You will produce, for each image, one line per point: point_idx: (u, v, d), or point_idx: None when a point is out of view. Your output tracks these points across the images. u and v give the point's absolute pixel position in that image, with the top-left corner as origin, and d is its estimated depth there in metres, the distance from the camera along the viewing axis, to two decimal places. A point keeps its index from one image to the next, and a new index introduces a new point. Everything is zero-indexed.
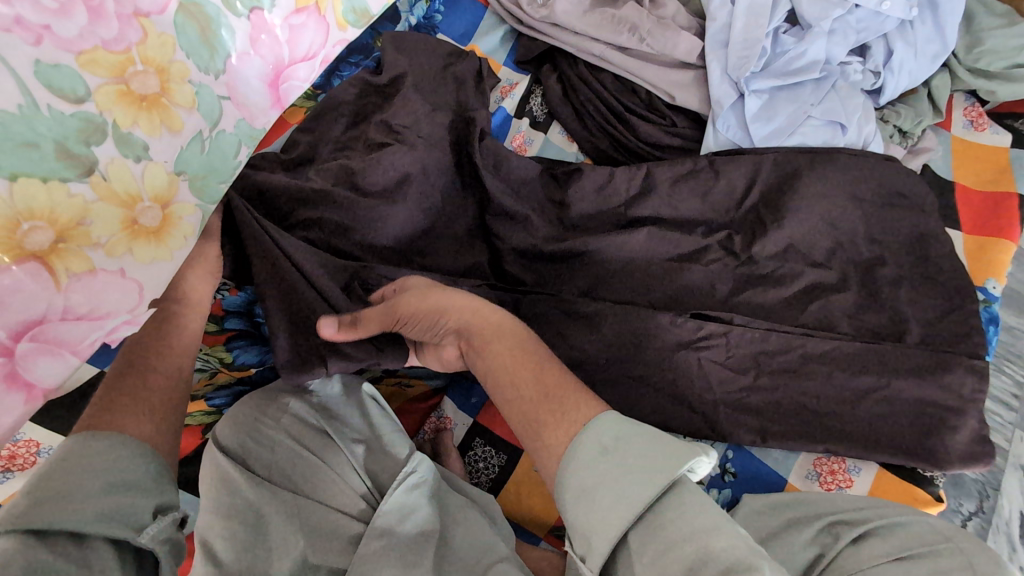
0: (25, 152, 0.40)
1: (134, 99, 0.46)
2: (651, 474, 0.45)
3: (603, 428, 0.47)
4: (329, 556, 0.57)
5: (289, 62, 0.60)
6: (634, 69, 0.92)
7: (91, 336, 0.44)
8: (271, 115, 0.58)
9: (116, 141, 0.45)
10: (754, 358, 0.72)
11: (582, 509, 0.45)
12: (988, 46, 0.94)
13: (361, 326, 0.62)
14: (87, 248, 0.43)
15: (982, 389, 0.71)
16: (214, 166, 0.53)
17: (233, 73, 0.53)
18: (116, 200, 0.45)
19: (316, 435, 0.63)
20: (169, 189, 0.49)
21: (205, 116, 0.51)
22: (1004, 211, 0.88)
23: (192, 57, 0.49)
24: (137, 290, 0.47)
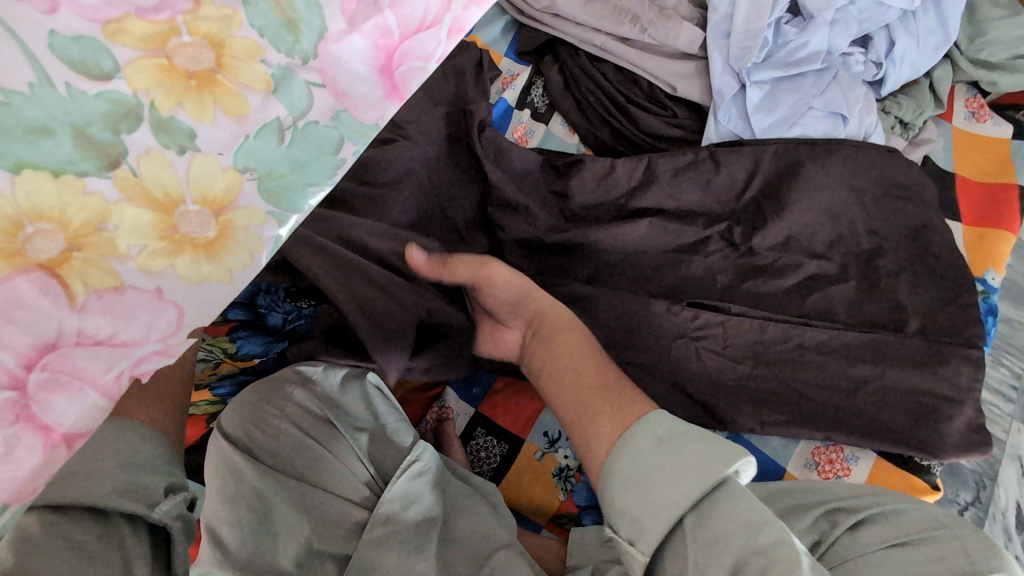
0: (36, 140, 0.30)
1: (180, 75, 0.34)
2: (704, 469, 0.47)
3: (660, 421, 0.51)
4: (333, 541, 0.58)
5: (399, 40, 0.41)
6: (635, 60, 0.92)
7: (114, 367, 0.33)
8: (387, 108, 0.41)
9: (154, 127, 0.33)
10: (752, 348, 0.73)
11: (635, 495, 0.48)
12: (989, 37, 0.94)
13: (450, 264, 0.66)
14: (111, 260, 0.32)
15: (978, 378, 0.72)
16: (302, 162, 0.38)
17: (329, 54, 0.38)
18: (152, 202, 0.33)
19: (321, 424, 0.63)
20: (226, 193, 0.35)
21: (290, 109, 0.37)
22: (1005, 202, 0.89)
23: (270, 35, 0.36)
24: (176, 317, 0.34)
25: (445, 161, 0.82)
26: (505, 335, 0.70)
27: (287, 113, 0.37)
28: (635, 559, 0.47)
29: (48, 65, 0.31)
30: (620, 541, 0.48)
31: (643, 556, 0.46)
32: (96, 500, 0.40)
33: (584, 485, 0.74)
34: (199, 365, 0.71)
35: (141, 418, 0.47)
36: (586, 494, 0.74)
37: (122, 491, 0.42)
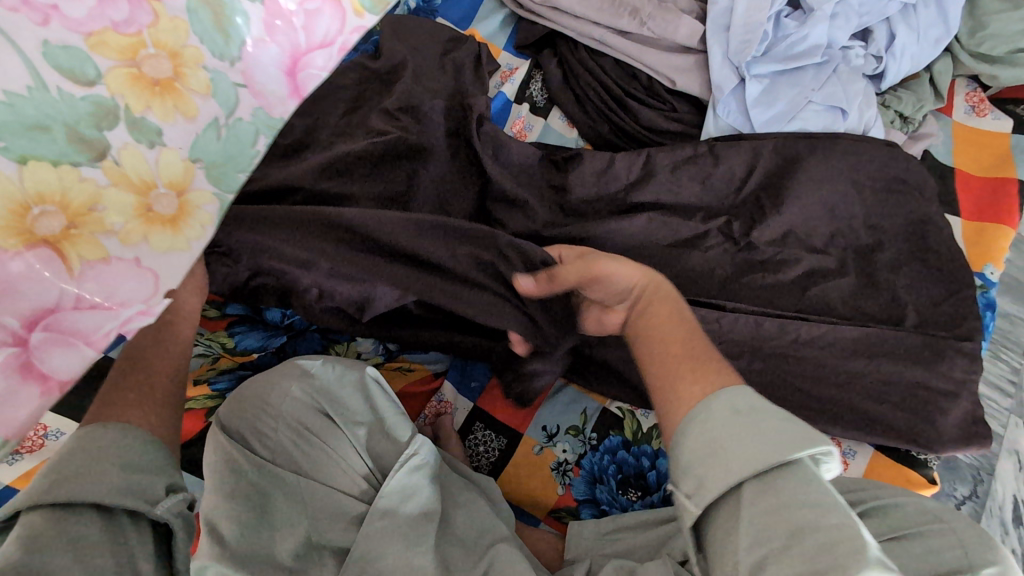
0: (37, 136, 0.39)
1: (147, 82, 0.44)
2: (780, 443, 0.44)
3: (739, 394, 0.47)
4: (332, 533, 0.58)
5: (304, 50, 0.52)
6: (634, 53, 0.91)
7: (104, 326, 0.42)
8: (289, 105, 0.53)
9: (129, 126, 0.43)
10: (749, 343, 0.72)
11: (706, 455, 0.45)
12: (991, 30, 0.94)
13: (558, 279, 0.65)
14: (100, 233, 0.42)
15: (974, 372, 0.72)
16: (230, 154, 0.49)
17: (247, 58, 0.49)
18: (131, 185, 0.43)
19: (319, 418, 0.63)
20: (185, 176, 0.46)
21: (222, 105, 0.48)
22: (1004, 197, 0.88)
23: (206, 41, 0.46)
24: (152, 281, 0.44)
25: (446, 155, 0.81)
26: (607, 315, 0.66)
27: (221, 112, 0.48)
28: (688, 510, 0.45)
29: (44, 72, 0.40)
30: (681, 496, 0.45)
31: (698, 509, 0.44)
32: (100, 497, 0.41)
33: (583, 479, 0.74)
34: (196, 360, 0.70)
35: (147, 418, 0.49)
36: (584, 487, 0.74)
37: (124, 489, 0.42)
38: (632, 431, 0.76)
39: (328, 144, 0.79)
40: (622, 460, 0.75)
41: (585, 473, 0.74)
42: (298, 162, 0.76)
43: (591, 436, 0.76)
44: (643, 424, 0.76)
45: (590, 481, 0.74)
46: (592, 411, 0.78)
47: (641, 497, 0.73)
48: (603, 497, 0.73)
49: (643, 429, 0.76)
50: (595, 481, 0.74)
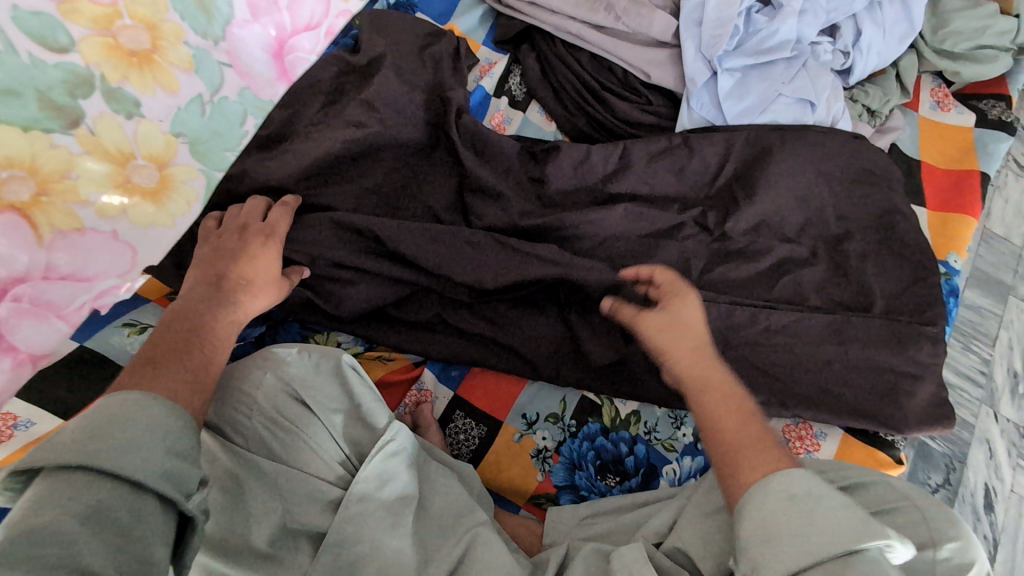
0: (9, 100, 0.56)
1: (125, 54, 0.63)
2: (838, 533, 0.44)
3: (787, 478, 0.48)
4: (309, 518, 0.58)
5: (290, 33, 0.80)
6: (610, 47, 0.93)
7: (77, 299, 0.63)
8: (278, 87, 0.79)
9: (105, 96, 0.62)
10: (722, 333, 0.74)
11: (766, 540, 0.46)
12: (953, 28, 0.97)
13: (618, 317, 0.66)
14: (75, 204, 0.61)
15: (937, 355, 0.75)
16: (219, 131, 0.72)
17: (231, 36, 0.73)
18: (110, 156, 0.63)
19: (296, 405, 0.63)
20: (165, 153, 0.67)
21: (208, 84, 0.71)
22: (967, 188, 0.91)
23: (188, 20, 0.68)
24: (127, 251, 0.66)
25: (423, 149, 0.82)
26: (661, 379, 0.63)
27: (207, 90, 0.70)
28: None
29: (18, 41, 0.57)
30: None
31: None
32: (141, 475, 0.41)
33: (561, 466, 0.75)
34: None
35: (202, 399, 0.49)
36: (564, 474, 0.75)
37: (163, 474, 0.42)
38: (610, 418, 0.76)
39: (305, 136, 0.78)
40: (600, 446, 0.75)
41: (564, 460, 0.75)
42: (277, 156, 0.76)
43: (570, 423, 0.77)
44: (621, 411, 0.76)
45: (569, 467, 0.75)
46: (571, 399, 0.78)
47: (619, 482, 0.74)
48: (582, 483, 0.74)
49: (621, 416, 0.76)
50: (574, 467, 0.75)
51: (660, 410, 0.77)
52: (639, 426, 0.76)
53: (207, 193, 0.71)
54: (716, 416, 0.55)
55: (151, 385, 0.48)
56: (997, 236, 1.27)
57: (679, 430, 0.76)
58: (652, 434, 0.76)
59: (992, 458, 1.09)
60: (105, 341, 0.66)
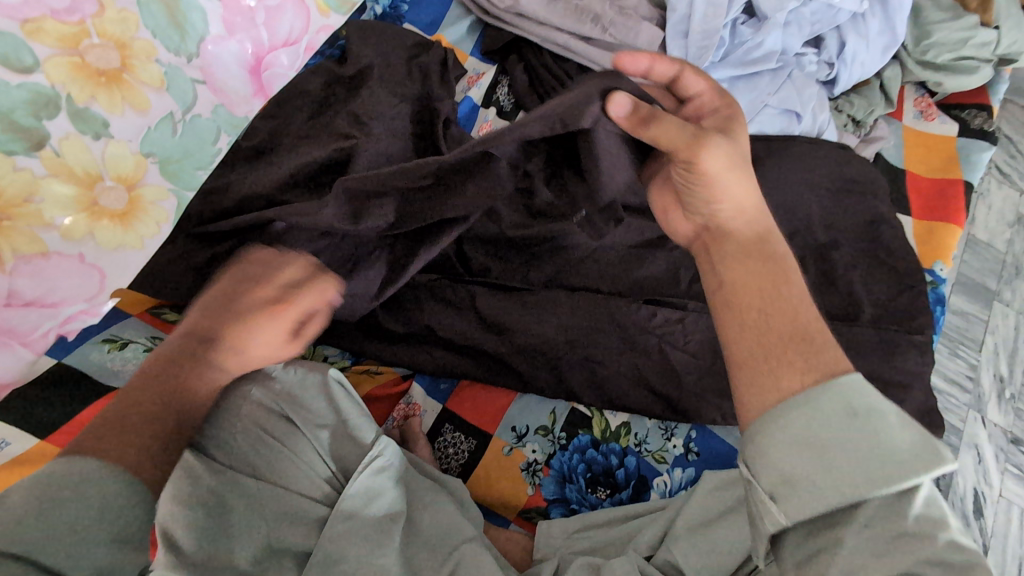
0: None
1: (91, 72, 0.55)
2: (900, 463, 0.41)
3: (853, 390, 0.44)
4: (293, 538, 0.57)
5: (268, 50, 0.69)
6: (599, 58, 0.92)
7: (41, 325, 0.56)
8: (254, 101, 0.68)
9: (71, 116, 0.54)
10: (710, 344, 0.76)
11: (808, 459, 0.43)
12: (935, 39, 0.99)
13: (652, 123, 0.57)
14: (40, 227, 0.53)
15: (925, 363, 0.75)
16: (190, 150, 0.62)
17: (205, 54, 0.62)
18: (75, 178, 0.54)
19: (280, 420, 0.63)
20: (132, 173, 0.58)
21: (178, 99, 0.61)
22: (950, 197, 0.92)
23: (159, 36, 0.59)
24: (96, 277, 0.56)
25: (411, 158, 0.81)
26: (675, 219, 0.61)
27: (177, 107, 0.61)
28: (774, 513, 0.43)
29: None
30: (758, 490, 0.44)
31: (787, 516, 0.42)
32: None
33: (552, 479, 0.74)
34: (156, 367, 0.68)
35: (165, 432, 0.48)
36: (554, 487, 0.74)
37: None
38: (601, 431, 0.76)
39: (291, 148, 0.78)
40: (591, 459, 0.75)
41: (554, 473, 0.74)
42: (263, 168, 0.76)
43: (561, 436, 0.76)
44: (612, 422, 0.76)
45: (560, 480, 0.74)
46: (562, 410, 0.77)
47: (610, 495, 0.73)
48: (573, 496, 0.73)
49: (611, 427, 0.76)
50: (564, 481, 0.74)
51: (650, 422, 0.76)
52: (629, 438, 0.75)
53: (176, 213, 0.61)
54: (738, 286, 0.51)
55: (113, 453, 0.46)
56: (981, 243, 1.28)
57: (669, 441, 0.75)
58: (642, 446, 0.75)
59: (980, 464, 1.10)
60: (85, 356, 0.66)
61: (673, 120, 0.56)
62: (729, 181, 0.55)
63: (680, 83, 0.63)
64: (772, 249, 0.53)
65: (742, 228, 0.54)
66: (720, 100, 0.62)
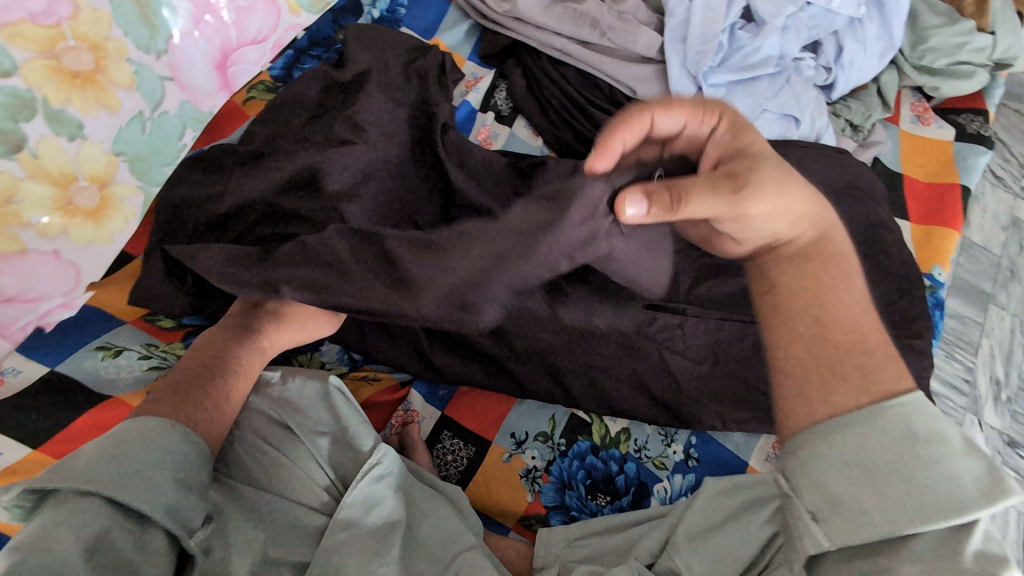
0: None
1: (65, 74, 0.65)
2: (952, 491, 0.43)
3: (912, 413, 0.46)
4: (290, 548, 0.56)
5: (237, 46, 0.81)
6: (596, 63, 0.92)
7: (24, 318, 0.66)
8: (218, 96, 0.80)
9: (48, 118, 0.65)
10: (709, 350, 0.75)
11: (858, 481, 0.45)
12: (931, 44, 0.99)
13: (682, 203, 0.50)
14: (20, 226, 0.64)
15: (925, 369, 0.75)
16: (160, 147, 0.74)
17: (173, 49, 0.74)
18: (51, 179, 0.66)
19: (277, 428, 0.62)
20: (105, 172, 0.70)
21: (149, 98, 0.72)
22: (948, 201, 0.93)
23: (130, 37, 0.70)
24: (71, 271, 0.68)
25: (410, 163, 0.81)
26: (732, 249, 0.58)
27: (147, 106, 0.72)
28: (817, 534, 0.45)
29: None
30: (799, 509, 0.46)
31: (831, 538, 0.44)
32: None
33: (551, 486, 0.74)
34: (149, 373, 0.66)
35: (153, 449, 0.48)
36: (554, 494, 0.73)
37: None
38: (601, 437, 0.75)
39: (288, 152, 0.77)
40: (591, 465, 0.74)
41: (554, 480, 0.74)
42: (259, 172, 0.75)
43: (560, 442, 0.75)
44: (611, 428, 0.76)
45: (560, 487, 0.73)
46: (561, 416, 0.77)
47: (611, 502, 0.73)
48: (573, 503, 0.73)
49: (611, 433, 0.76)
50: (564, 487, 0.73)
51: (649, 428, 0.76)
52: (629, 444, 0.75)
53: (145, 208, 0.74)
54: (794, 312, 0.52)
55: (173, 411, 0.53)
56: (976, 246, 1.29)
57: (669, 447, 0.75)
58: (642, 452, 0.75)
59: None
60: (79, 364, 0.66)
61: (696, 180, 0.51)
62: (781, 206, 0.53)
63: (657, 130, 0.58)
64: (834, 248, 0.55)
65: (805, 232, 0.54)
66: (710, 116, 0.58)
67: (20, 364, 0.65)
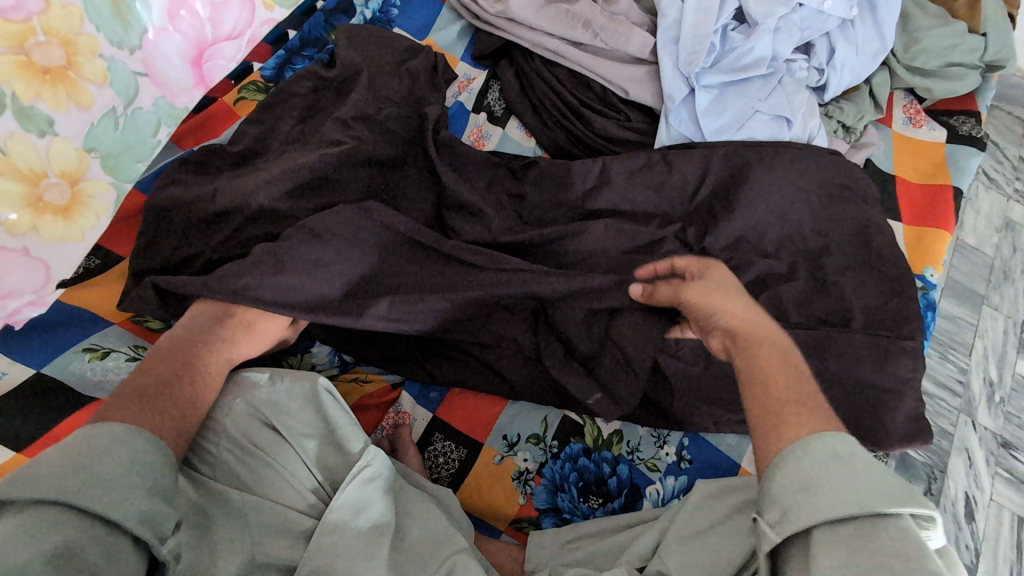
0: None
1: (36, 69, 0.66)
2: (880, 492, 0.42)
3: (840, 442, 0.46)
4: (278, 550, 0.56)
5: (211, 41, 0.81)
6: (589, 64, 0.92)
7: None
8: (194, 92, 0.80)
9: (16, 114, 0.65)
10: (703, 351, 0.74)
11: (798, 488, 0.44)
12: (923, 46, 0.99)
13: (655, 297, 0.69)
14: None
15: (917, 370, 0.75)
16: (133, 144, 0.75)
17: (148, 43, 0.74)
18: (20, 175, 0.66)
19: (263, 429, 0.61)
20: (75, 168, 0.70)
21: (121, 93, 0.73)
22: (941, 203, 0.93)
23: (103, 30, 0.70)
24: (41, 269, 0.69)
25: (400, 162, 0.81)
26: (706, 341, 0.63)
27: (118, 100, 0.72)
28: (773, 539, 0.44)
29: None
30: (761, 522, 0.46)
31: (780, 537, 0.44)
32: None
33: (544, 488, 0.73)
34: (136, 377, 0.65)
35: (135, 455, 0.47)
36: (546, 496, 0.73)
37: None
38: (593, 438, 0.75)
39: (279, 153, 0.78)
40: (583, 467, 0.74)
41: (546, 482, 0.73)
42: (248, 173, 0.76)
43: (552, 444, 0.75)
44: (604, 430, 0.76)
45: (552, 489, 0.73)
46: (553, 418, 0.76)
47: (603, 504, 0.72)
48: (566, 505, 0.72)
49: (604, 435, 0.75)
50: (556, 489, 0.73)
51: (642, 430, 0.76)
52: (622, 446, 0.75)
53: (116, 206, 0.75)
54: (761, 365, 0.55)
55: (137, 418, 0.51)
56: (969, 247, 1.29)
57: (662, 449, 0.75)
58: (635, 454, 0.74)
59: (972, 468, 1.10)
60: (65, 367, 0.65)
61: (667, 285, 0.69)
62: (730, 305, 0.61)
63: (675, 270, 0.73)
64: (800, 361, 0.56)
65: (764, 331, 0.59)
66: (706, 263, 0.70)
67: (4, 368, 0.64)
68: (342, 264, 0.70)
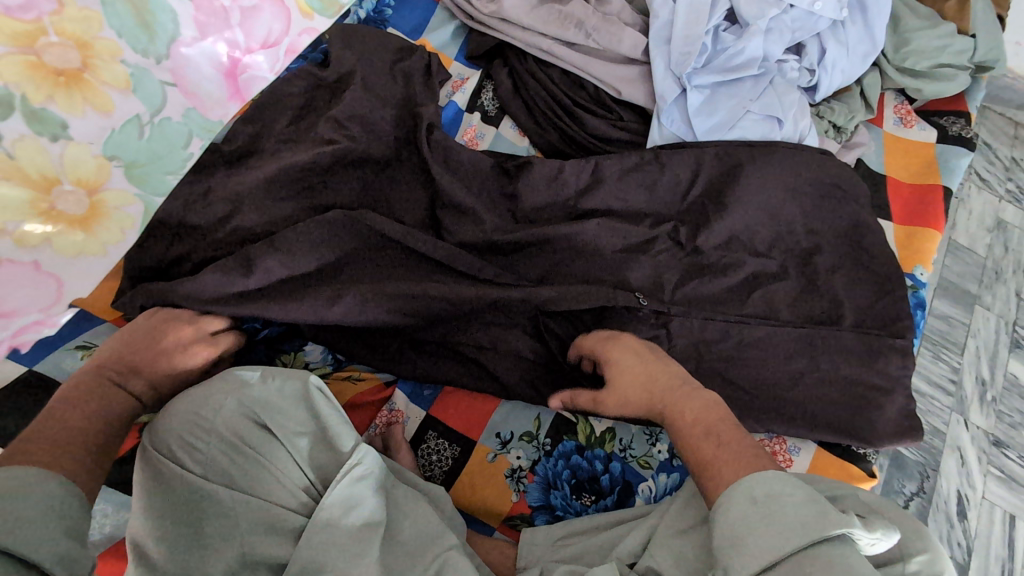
0: None
1: (49, 72, 0.59)
2: (800, 526, 0.46)
3: (756, 482, 0.51)
4: (269, 547, 0.56)
5: (244, 52, 0.73)
6: (582, 64, 0.93)
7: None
8: (228, 106, 0.73)
9: (28, 117, 0.58)
10: (694, 349, 0.75)
11: (732, 542, 0.48)
12: (913, 46, 1.00)
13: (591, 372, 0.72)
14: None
15: (906, 368, 0.76)
16: (157, 153, 0.67)
17: (178, 53, 0.68)
18: (30, 180, 0.59)
19: (253, 428, 0.61)
20: (91, 175, 0.63)
21: (147, 99, 0.66)
22: (931, 203, 0.93)
23: (128, 36, 0.64)
24: (51, 285, 0.62)
25: (394, 160, 0.81)
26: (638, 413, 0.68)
27: (145, 109, 0.66)
28: None
29: None
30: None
31: None
32: None
33: (536, 485, 0.74)
34: None
35: None
36: (538, 494, 0.73)
37: None
38: (586, 436, 0.75)
39: (273, 152, 0.79)
40: (576, 465, 0.74)
41: (539, 480, 0.74)
42: (241, 172, 0.76)
43: (545, 441, 0.75)
44: (596, 428, 0.76)
45: (544, 487, 0.73)
46: (547, 416, 0.76)
47: (595, 501, 0.73)
48: (558, 503, 0.73)
49: (596, 433, 0.75)
50: (549, 487, 0.73)
51: (635, 427, 0.76)
52: (615, 443, 0.75)
53: (145, 217, 0.67)
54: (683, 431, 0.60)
55: (52, 459, 0.50)
56: (961, 247, 1.30)
57: (654, 446, 0.75)
58: (627, 451, 0.75)
59: (964, 466, 1.11)
60: (59, 365, 0.67)
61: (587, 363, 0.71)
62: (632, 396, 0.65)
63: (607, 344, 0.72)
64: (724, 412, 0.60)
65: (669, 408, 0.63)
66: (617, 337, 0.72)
67: None
68: (339, 268, 0.74)
